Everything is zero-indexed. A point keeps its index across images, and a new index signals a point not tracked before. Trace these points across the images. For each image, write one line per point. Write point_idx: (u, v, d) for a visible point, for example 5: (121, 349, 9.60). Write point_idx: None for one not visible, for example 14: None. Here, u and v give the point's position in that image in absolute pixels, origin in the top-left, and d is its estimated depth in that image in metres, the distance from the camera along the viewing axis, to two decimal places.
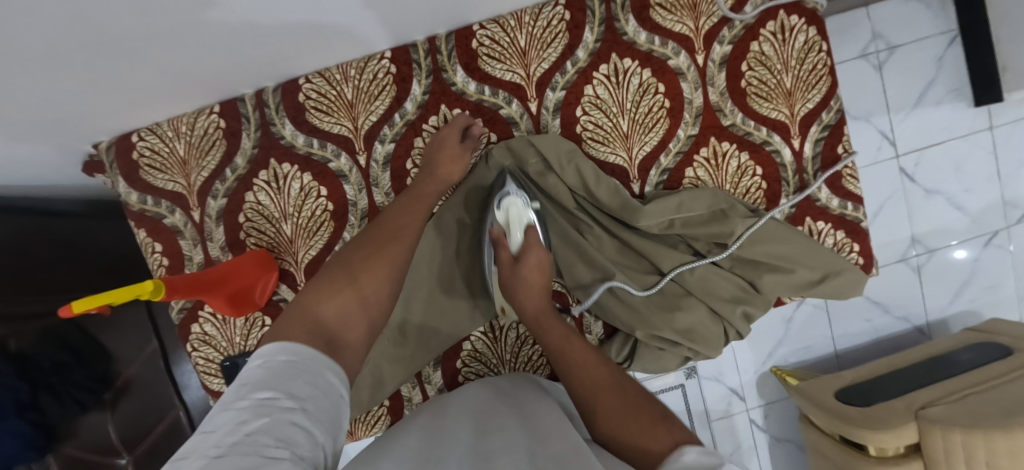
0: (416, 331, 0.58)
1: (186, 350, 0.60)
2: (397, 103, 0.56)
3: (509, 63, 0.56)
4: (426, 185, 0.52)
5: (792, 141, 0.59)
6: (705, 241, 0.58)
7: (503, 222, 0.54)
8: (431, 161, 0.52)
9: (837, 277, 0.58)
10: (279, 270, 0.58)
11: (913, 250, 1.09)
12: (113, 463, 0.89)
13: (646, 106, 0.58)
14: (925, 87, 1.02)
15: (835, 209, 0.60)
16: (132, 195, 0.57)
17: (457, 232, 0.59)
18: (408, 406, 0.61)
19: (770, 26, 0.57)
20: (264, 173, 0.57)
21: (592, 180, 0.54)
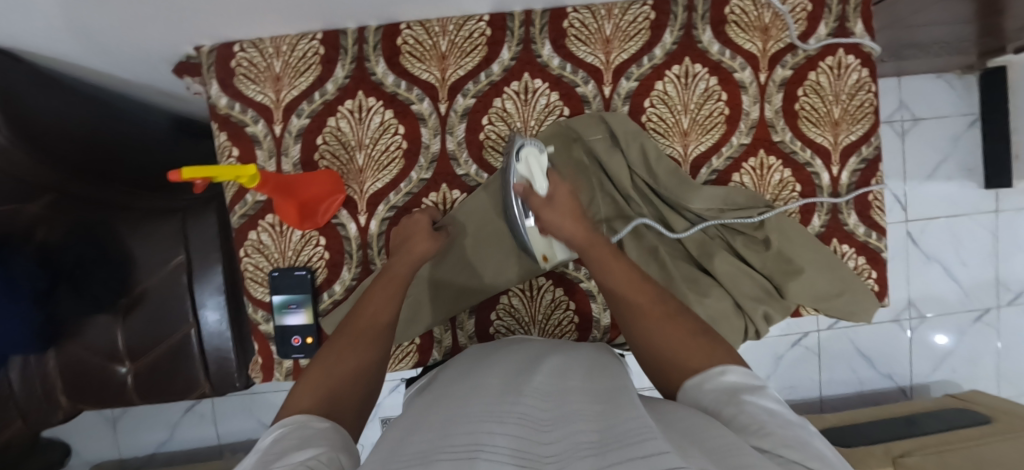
0: (447, 284, 0.63)
1: (239, 255, 0.62)
2: (485, 63, 0.61)
3: (593, 48, 0.61)
4: (401, 266, 0.56)
5: (832, 167, 0.65)
6: (741, 239, 0.64)
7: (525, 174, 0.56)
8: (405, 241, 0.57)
9: (849, 295, 0.64)
10: (344, 195, 0.61)
11: (905, 311, 1.29)
12: (114, 370, 0.89)
13: (708, 109, 0.63)
14: (939, 164, 1.24)
15: (860, 235, 0.65)
16: (221, 99, 0.61)
17: None
18: (438, 347, 0.64)
19: (828, 60, 0.63)
20: (350, 102, 0.61)
21: (653, 158, 0.60)
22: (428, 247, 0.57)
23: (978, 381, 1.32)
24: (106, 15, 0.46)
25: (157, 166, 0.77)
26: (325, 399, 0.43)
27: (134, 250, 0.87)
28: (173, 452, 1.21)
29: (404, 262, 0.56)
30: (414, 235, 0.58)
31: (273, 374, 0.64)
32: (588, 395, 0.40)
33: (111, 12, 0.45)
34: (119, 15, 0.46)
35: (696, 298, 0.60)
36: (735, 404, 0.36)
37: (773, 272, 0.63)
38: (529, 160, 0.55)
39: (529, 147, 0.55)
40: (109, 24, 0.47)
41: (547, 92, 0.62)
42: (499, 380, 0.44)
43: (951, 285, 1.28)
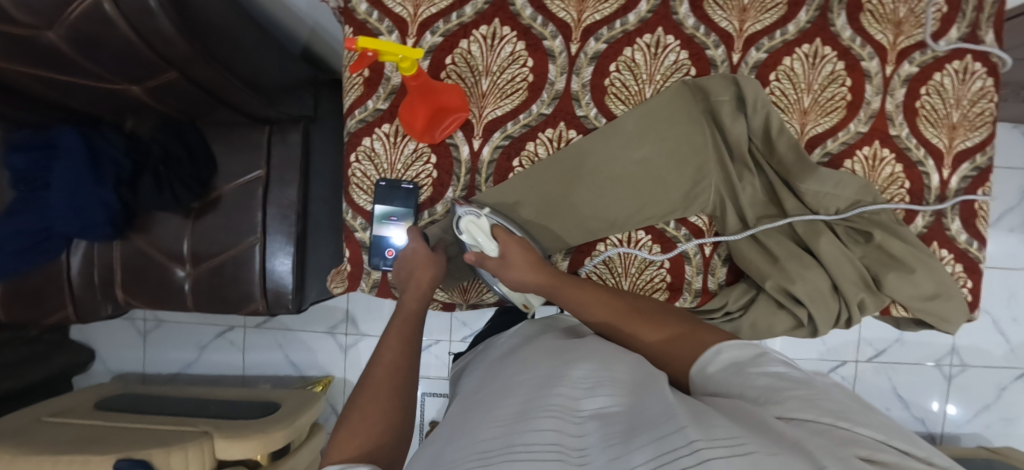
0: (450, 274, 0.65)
1: (349, 160, 0.62)
2: (622, 12, 0.62)
3: (728, 14, 0.62)
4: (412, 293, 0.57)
5: (943, 170, 0.65)
6: (844, 227, 0.64)
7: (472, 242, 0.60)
8: (406, 272, 0.59)
9: (946, 299, 0.63)
10: (463, 117, 0.62)
11: (948, 356, 1.27)
12: (173, 271, 0.89)
13: (830, 92, 0.63)
14: (1002, 214, 1.24)
15: (961, 242, 0.65)
16: (361, 4, 0.62)
17: (629, 141, 0.62)
18: None
19: (955, 63, 0.64)
20: (485, 28, 0.62)
21: (775, 131, 0.59)
22: (430, 274, 0.58)
23: (1012, 441, 1.29)
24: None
25: (267, 71, 0.79)
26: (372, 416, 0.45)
27: (216, 155, 0.88)
28: (197, 374, 1.21)
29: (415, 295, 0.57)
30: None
31: (358, 284, 0.64)
32: (609, 381, 0.43)
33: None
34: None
35: (792, 272, 0.61)
36: (742, 377, 0.41)
37: (872, 262, 0.63)
38: (470, 229, 0.58)
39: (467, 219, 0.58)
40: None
41: (678, 50, 0.62)
42: (514, 386, 0.46)
43: (998, 339, 1.26)
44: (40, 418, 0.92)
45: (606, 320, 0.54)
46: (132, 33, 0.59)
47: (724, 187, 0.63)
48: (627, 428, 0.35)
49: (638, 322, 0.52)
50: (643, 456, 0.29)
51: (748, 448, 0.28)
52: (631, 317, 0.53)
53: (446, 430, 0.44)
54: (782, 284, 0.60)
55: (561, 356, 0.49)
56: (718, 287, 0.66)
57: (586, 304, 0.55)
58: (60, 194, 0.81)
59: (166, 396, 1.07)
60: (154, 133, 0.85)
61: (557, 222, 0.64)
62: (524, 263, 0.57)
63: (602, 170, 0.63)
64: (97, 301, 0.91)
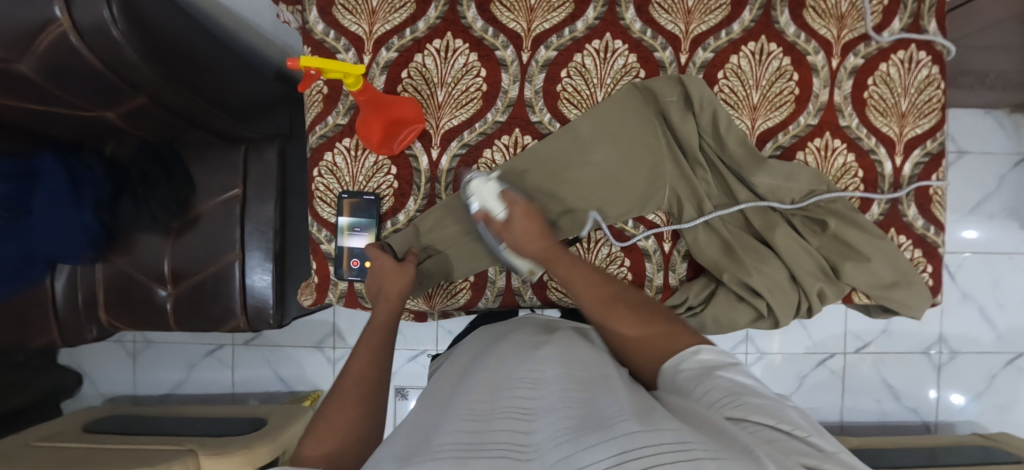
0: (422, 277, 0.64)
1: (312, 175, 0.64)
2: (571, 19, 0.64)
3: (674, 16, 0.64)
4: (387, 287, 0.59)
5: (895, 157, 0.66)
6: (801, 218, 0.64)
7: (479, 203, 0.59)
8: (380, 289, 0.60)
9: (907, 286, 0.63)
10: (420, 128, 0.63)
11: (936, 344, 1.26)
12: (154, 291, 0.90)
13: (778, 87, 0.65)
14: (981, 201, 1.24)
15: (918, 228, 0.66)
16: (318, 25, 0.64)
17: (584, 144, 0.64)
18: (490, 286, 0.66)
19: (899, 54, 0.65)
20: (438, 42, 0.64)
21: (723, 127, 0.61)
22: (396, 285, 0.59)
23: (1007, 427, 1.28)
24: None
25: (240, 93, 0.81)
26: (345, 421, 0.47)
27: (195, 176, 0.90)
28: (187, 393, 1.22)
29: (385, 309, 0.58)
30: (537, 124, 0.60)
31: (325, 295, 0.66)
32: (566, 378, 0.45)
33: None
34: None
35: (746, 265, 0.62)
36: (708, 380, 0.43)
37: (829, 252, 0.64)
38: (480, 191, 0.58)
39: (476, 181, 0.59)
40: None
41: (626, 53, 0.64)
42: (478, 384, 0.47)
43: (986, 325, 1.26)
44: (29, 442, 0.93)
45: (594, 300, 0.54)
46: (98, 62, 0.62)
47: (681, 186, 0.64)
48: (583, 419, 0.36)
49: (623, 311, 0.52)
50: (603, 448, 0.30)
51: (694, 448, 0.29)
52: (622, 306, 0.53)
53: (410, 423, 0.45)
54: (739, 277, 0.62)
55: (528, 358, 0.51)
56: (680, 283, 0.66)
57: (583, 278, 0.55)
58: (41, 219, 0.83)
59: (155, 416, 1.08)
60: (135, 157, 0.89)
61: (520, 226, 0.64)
62: (528, 228, 0.57)
63: (561, 173, 0.64)
64: (81, 323, 0.93)
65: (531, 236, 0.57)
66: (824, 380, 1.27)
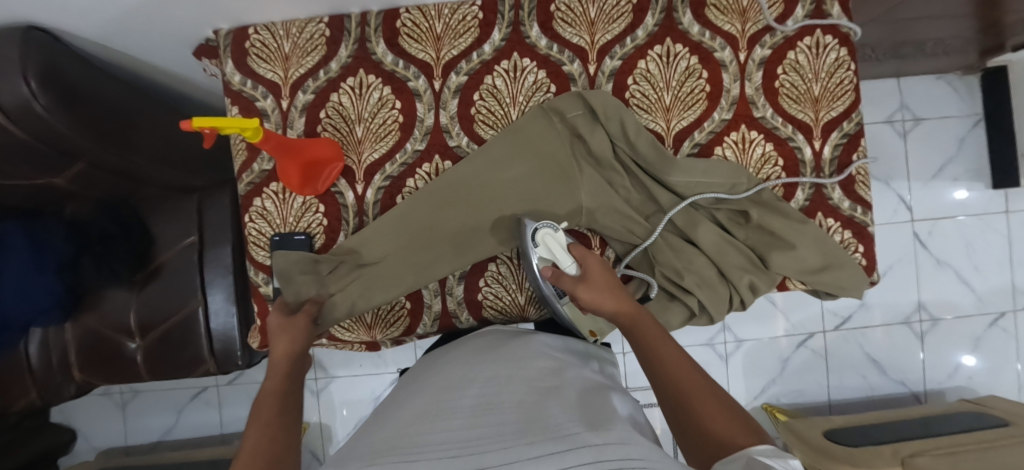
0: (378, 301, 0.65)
1: (244, 221, 0.66)
2: (477, 44, 0.65)
3: (578, 29, 0.65)
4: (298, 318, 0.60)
5: (814, 142, 0.66)
6: (725, 212, 0.65)
7: (547, 257, 0.58)
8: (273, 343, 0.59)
9: (838, 269, 0.64)
10: (343, 164, 0.65)
11: (916, 313, 1.25)
12: (123, 344, 0.92)
13: (689, 87, 0.66)
14: (945, 165, 1.24)
15: (845, 209, 0.66)
16: (235, 76, 0.66)
17: (500, 166, 0.64)
18: (428, 312, 0.68)
19: (806, 40, 0.66)
20: (352, 79, 0.65)
21: (631, 133, 0.61)
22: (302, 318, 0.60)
23: (999, 389, 1.26)
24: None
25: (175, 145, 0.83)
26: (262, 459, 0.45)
27: (153, 230, 0.92)
28: (178, 439, 1.24)
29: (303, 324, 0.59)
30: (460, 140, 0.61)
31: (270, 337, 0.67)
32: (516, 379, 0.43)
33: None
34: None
35: (675, 267, 0.63)
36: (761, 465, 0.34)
37: (758, 243, 0.64)
38: (547, 243, 0.58)
39: (545, 231, 0.58)
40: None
41: (535, 70, 0.65)
42: (427, 392, 0.45)
43: (964, 289, 1.25)
44: None
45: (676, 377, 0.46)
46: (27, 135, 0.64)
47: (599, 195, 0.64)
48: (533, 422, 0.34)
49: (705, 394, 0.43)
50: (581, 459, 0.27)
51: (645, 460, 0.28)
52: (694, 380, 0.45)
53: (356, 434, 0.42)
54: (667, 277, 0.63)
55: (481, 364, 0.48)
56: None
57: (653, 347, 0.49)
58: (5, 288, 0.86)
59: (144, 466, 1.10)
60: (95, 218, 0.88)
61: (441, 254, 0.64)
62: (599, 293, 0.54)
63: (476, 199, 0.64)
64: (59, 383, 0.95)
65: (604, 291, 0.54)
66: (807, 361, 1.26)
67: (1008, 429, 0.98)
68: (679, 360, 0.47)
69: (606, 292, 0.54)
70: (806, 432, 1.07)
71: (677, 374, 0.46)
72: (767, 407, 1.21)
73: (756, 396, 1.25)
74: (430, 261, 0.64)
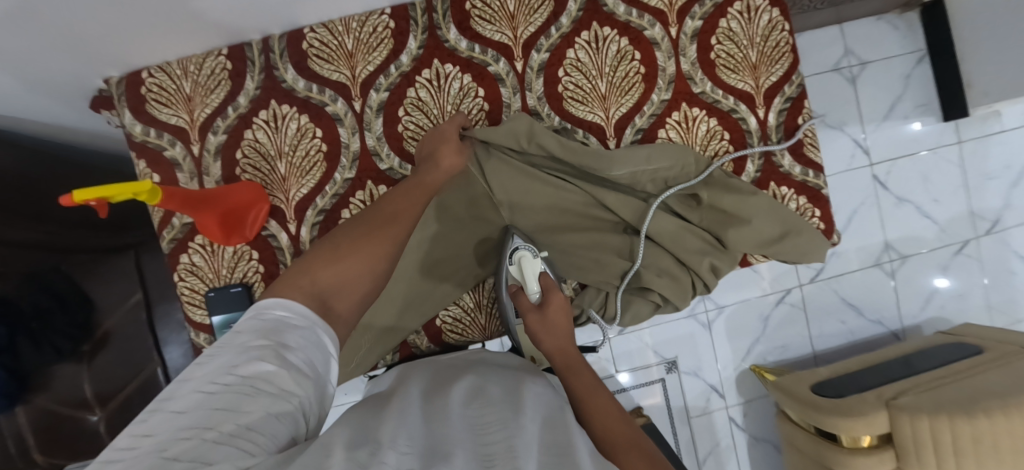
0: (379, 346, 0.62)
1: (173, 280, 0.61)
2: (394, 56, 0.61)
3: (498, 25, 0.61)
4: (426, 176, 0.56)
5: (757, 110, 0.64)
6: (675, 196, 0.63)
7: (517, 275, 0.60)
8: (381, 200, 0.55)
9: (798, 237, 0.62)
10: (270, 205, 0.61)
11: (885, 254, 1.26)
12: (83, 418, 0.86)
13: (623, 71, 0.63)
14: (894, 105, 1.24)
15: (797, 175, 0.65)
16: (135, 126, 0.60)
17: (451, 203, 0.61)
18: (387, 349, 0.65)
19: (736, 5, 0.63)
20: (264, 112, 0.60)
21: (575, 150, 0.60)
22: (454, 161, 0.57)
23: (970, 315, 1.30)
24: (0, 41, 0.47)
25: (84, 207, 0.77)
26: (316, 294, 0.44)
27: (93, 295, 0.83)
28: None
29: (434, 175, 0.56)
30: (440, 148, 0.57)
31: None
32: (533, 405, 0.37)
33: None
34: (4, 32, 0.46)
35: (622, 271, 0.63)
36: None
37: (713, 224, 0.62)
38: (521, 264, 0.59)
39: (522, 252, 0.59)
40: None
41: (460, 75, 0.61)
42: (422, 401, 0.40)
43: (928, 223, 1.27)
44: None
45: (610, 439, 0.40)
46: None
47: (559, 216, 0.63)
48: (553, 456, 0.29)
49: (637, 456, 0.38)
50: None
51: None
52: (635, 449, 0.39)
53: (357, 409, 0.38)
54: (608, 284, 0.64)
55: (486, 380, 0.44)
56: (574, 293, 0.66)
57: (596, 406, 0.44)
58: None
59: None
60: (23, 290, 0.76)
61: (403, 291, 0.61)
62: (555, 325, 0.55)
63: (439, 235, 0.61)
64: None
65: (555, 329, 0.54)
66: (788, 317, 1.26)
67: (985, 355, 1.00)
68: (608, 408, 0.43)
69: (559, 336, 0.54)
70: (795, 388, 1.08)
71: (609, 430, 0.41)
72: (754, 367, 1.21)
73: (743, 359, 1.26)
74: (399, 295, 0.61)
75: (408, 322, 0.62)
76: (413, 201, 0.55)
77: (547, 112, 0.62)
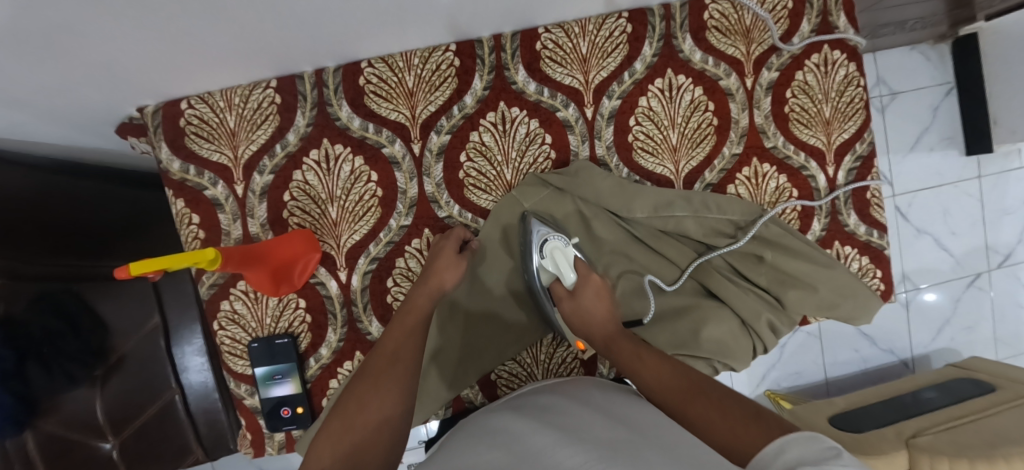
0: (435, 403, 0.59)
1: (213, 328, 0.57)
2: (457, 96, 0.57)
3: (570, 68, 0.57)
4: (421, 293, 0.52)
5: (827, 168, 0.62)
6: (736, 254, 0.61)
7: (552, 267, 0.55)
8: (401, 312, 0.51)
9: (857, 302, 0.61)
10: (320, 252, 0.57)
11: (900, 285, 1.28)
12: (94, 447, 0.79)
13: (695, 122, 0.60)
14: (921, 136, 1.24)
15: (862, 235, 0.63)
16: (173, 162, 0.55)
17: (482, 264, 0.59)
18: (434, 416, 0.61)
19: (814, 58, 0.60)
20: (316, 152, 0.56)
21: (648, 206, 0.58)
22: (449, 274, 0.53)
23: (976, 346, 1.33)
24: (29, 75, 0.41)
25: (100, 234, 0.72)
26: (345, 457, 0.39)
27: (104, 321, 0.76)
28: None
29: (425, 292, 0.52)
30: (437, 266, 0.53)
31: (264, 450, 0.60)
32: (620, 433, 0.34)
33: (11, 67, 0.38)
34: (38, 72, 0.41)
35: (691, 333, 0.58)
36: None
37: (773, 283, 0.61)
38: (554, 256, 0.55)
39: (555, 242, 0.55)
40: (16, 84, 0.41)
41: (526, 120, 0.58)
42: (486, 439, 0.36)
43: (943, 256, 1.29)
44: None
45: (664, 391, 0.42)
46: None
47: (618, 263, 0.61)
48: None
49: (698, 399, 0.40)
50: None
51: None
52: (696, 398, 0.40)
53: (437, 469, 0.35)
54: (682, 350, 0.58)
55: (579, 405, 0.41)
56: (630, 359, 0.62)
57: (646, 363, 0.46)
58: None
59: None
60: (32, 311, 0.70)
61: (449, 353, 0.59)
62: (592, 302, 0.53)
63: (476, 293, 0.60)
64: None
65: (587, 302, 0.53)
66: (804, 343, 1.27)
67: (998, 395, 1.03)
68: (658, 366, 0.45)
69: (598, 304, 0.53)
70: (813, 417, 1.10)
71: (653, 371, 0.45)
72: (770, 394, 1.23)
73: (759, 384, 1.27)
74: (449, 358, 0.59)
75: (462, 377, 0.59)
76: (411, 327, 0.50)
77: (615, 162, 0.60)
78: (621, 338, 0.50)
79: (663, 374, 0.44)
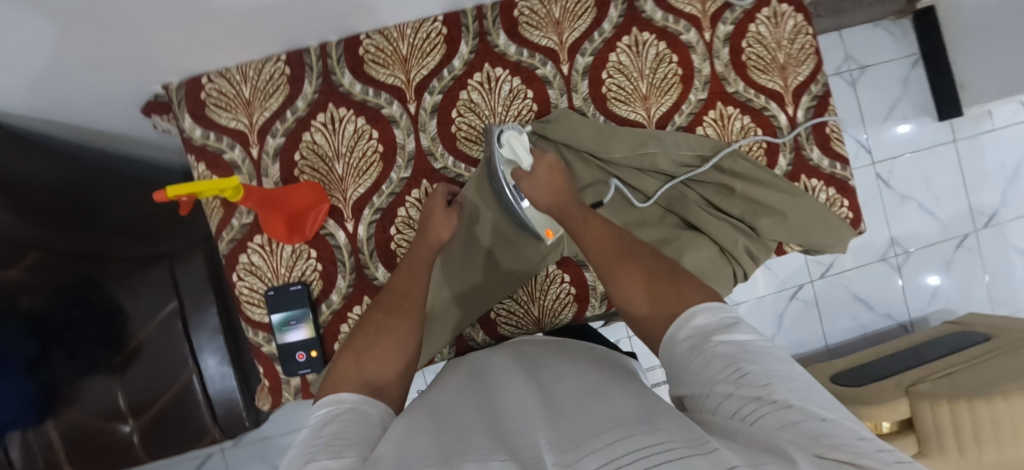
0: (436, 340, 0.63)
1: (232, 280, 0.62)
2: (446, 60, 0.64)
3: (545, 31, 0.65)
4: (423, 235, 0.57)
5: (787, 108, 0.68)
6: (710, 188, 0.67)
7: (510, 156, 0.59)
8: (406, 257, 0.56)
9: (827, 227, 0.66)
10: (329, 205, 0.63)
11: (890, 249, 1.32)
12: (115, 430, 0.82)
13: (662, 72, 0.66)
14: (893, 106, 1.31)
15: (826, 168, 0.69)
16: (195, 130, 0.62)
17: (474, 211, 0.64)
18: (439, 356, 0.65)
19: (764, 11, 0.67)
20: (322, 115, 0.63)
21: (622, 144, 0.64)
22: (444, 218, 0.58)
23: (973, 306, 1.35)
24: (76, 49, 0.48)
25: None
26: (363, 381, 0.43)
27: (123, 305, 0.79)
28: None
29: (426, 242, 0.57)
30: (432, 217, 0.58)
31: (281, 396, 0.64)
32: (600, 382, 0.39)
33: (63, 40, 0.45)
34: (84, 46, 0.47)
35: (673, 260, 0.63)
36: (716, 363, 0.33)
37: (747, 213, 0.66)
38: (513, 143, 0.59)
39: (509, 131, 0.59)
40: (65, 56, 0.48)
41: (509, 78, 0.64)
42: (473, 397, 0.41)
43: (929, 219, 1.33)
44: None
45: (604, 251, 0.51)
46: None
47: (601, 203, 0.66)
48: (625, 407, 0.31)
49: (630, 263, 0.49)
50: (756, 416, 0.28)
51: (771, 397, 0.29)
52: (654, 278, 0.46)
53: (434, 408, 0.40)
54: None
55: (558, 361, 0.46)
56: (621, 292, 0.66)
57: (591, 231, 0.53)
58: None
59: None
60: (55, 304, 0.76)
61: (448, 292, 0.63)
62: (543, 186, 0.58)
63: (470, 237, 0.65)
64: None
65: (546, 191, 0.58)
66: (802, 312, 1.30)
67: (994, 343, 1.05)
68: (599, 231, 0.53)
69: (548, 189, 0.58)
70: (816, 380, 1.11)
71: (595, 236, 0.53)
72: None
73: None
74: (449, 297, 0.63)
75: (462, 316, 0.63)
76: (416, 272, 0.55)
77: (592, 111, 0.66)
78: (573, 204, 0.57)
79: (603, 239, 0.52)
